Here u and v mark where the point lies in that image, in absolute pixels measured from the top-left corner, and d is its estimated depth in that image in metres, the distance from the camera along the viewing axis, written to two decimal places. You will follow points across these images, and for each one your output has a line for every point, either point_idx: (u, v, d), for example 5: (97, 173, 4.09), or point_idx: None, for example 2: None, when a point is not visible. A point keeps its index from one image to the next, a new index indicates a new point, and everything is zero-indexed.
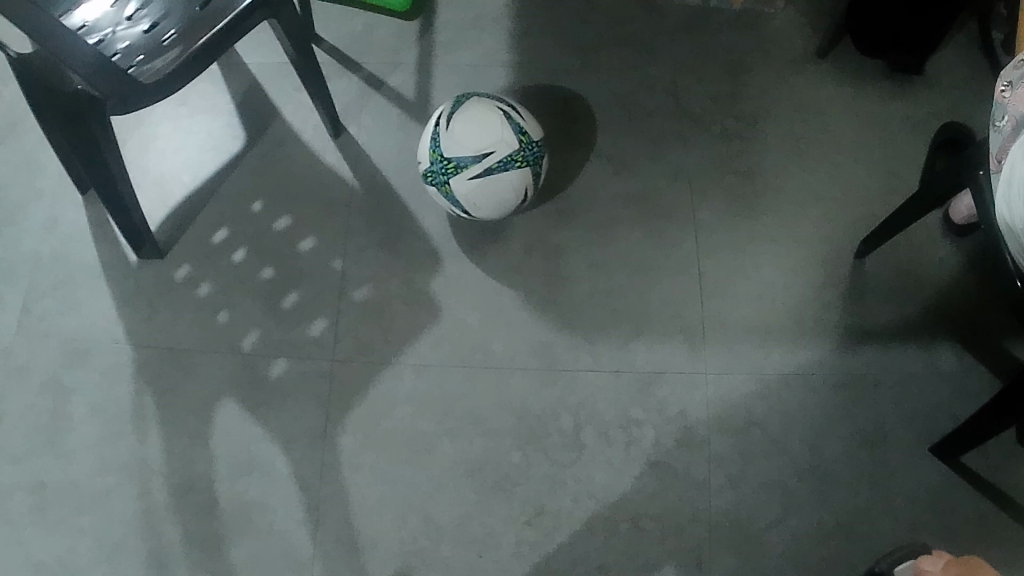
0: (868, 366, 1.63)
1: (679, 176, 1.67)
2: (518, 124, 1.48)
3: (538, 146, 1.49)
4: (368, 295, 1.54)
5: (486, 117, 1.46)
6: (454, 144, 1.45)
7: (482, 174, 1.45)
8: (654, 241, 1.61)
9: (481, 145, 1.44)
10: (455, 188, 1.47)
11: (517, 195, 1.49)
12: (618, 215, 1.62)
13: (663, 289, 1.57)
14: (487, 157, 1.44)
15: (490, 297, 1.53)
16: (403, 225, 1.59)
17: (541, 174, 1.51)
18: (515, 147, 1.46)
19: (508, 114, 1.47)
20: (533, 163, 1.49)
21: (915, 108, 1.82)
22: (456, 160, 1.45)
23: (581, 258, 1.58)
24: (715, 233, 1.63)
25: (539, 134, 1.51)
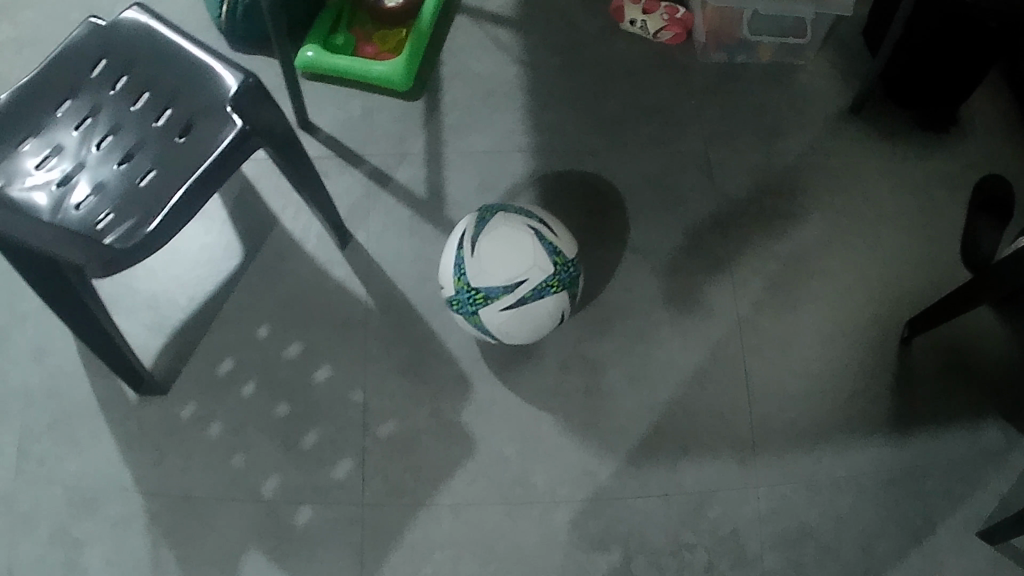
0: (915, 457, 1.49)
1: (711, 268, 1.59)
2: (551, 244, 1.34)
3: (572, 265, 1.36)
4: (395, 432, 1.43)
5: (514, 241, 1.32)
6: (482, 273, 1.31)
7: (514, 304, 1.32)
8: (692, 343, 1.53)
9: (512, 275, 1.31)
10: (485, 319, 1.34)
11: (551, 319, 1.37)
12: (652, 316, 1.54)
13: (706, 398, 1.50)
14: (519, 287, 1.31)
15: (523, 424, 1.44)
16: (426, 350, 1.48)
17: (575, 292, 1.38)
18: (549, 272, 1.32)
19: (538, 233, 1.34)
20: (568, 284, 1.36)
21: (953, 159, 1.69)
22: (485, 291, 1.32)
23: (619, 373, 1.49)
24: (755, 329, 1.55)
25: (571, 249, 1.38)
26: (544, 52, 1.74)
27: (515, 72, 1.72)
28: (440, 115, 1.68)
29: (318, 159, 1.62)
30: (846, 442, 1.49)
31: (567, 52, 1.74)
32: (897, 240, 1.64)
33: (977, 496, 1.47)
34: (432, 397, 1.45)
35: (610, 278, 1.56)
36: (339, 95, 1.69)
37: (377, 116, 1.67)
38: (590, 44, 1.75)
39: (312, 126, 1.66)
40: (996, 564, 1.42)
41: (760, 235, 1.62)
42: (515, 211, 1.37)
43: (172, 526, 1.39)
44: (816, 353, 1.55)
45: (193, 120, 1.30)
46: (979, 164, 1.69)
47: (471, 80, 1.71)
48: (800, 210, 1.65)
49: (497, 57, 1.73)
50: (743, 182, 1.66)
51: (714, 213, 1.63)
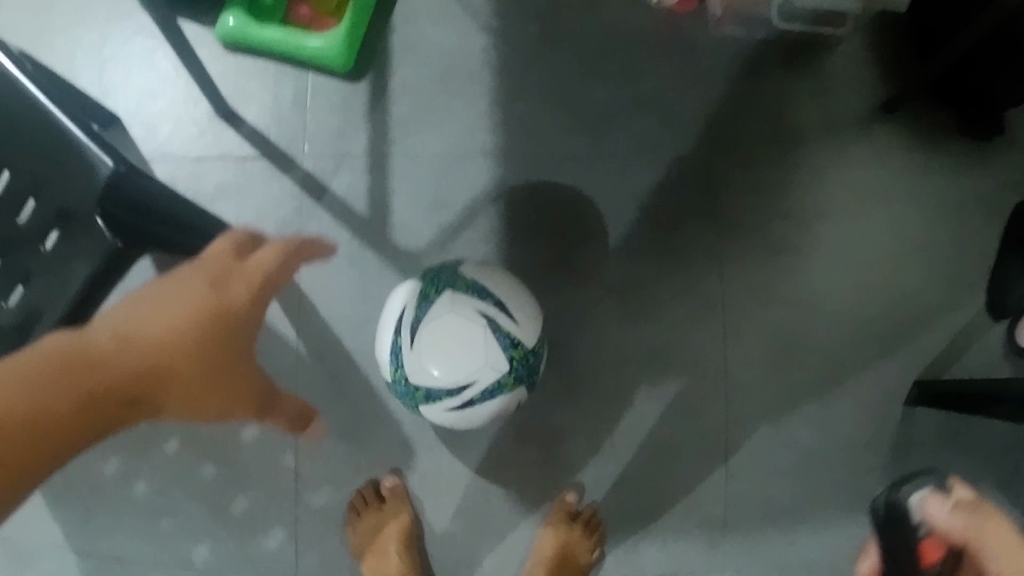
0: None
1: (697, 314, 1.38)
2: (508, 335, 1.06)
3: (533, 354, 1.09)
4: (327, 501, 1.30)
5: (459, 336, 1.04)
6: (420, 372, 1.06)
7: (458, 404, 1.07)
8: (666, 407, 1.36)
9: (455, 377, 1.04)
10: (428, 413, 1.10)
11: (505, 410, 1.11)
12: (627, 374, 1.35)
13: (678, 468, 1.35)
14: (463, 389, 1.05)
15: (470, 502, 1.31)
16: (363, 407, 1.31)
17: (536, 380, 1.11)
18: (503, 370, 1.05)
19: (491, 323, 1.05)
20: (526, 377, 1.09)
21: (997, 176, 1.44)
22: (426, 390, 1.06)
23: (581, 439, 1.33)
24: (745, 390, 1.38)
25: (536, 331, 1.09)
26: (518, 20, 1.41)
27: (481, 49, 1.40)
28: (387, 104, 1.38)
29: (242, 162, 1.37)
30: (825, 520, 1.37)
31: (547, 22, 1.42)
32: (913, 282, 1.43)
33: None
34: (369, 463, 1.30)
35: (580, 322, 1.35)
36: (265, 75, 1.39)
37: (311, 104, 1.38)
38: (578, 13, 1.43)
39: (235, 118, 1.38)
40: None
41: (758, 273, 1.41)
42: (466, 288, 1.07)
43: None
44: (802, 415, 1.39)
45: (67, 222, 0.96)
46: None
47: (425, 56, 1.39)
48: (809, 240, 1.43)
49: (462, 23, 1.40)
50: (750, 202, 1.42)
51: (708, 243, 1.40)
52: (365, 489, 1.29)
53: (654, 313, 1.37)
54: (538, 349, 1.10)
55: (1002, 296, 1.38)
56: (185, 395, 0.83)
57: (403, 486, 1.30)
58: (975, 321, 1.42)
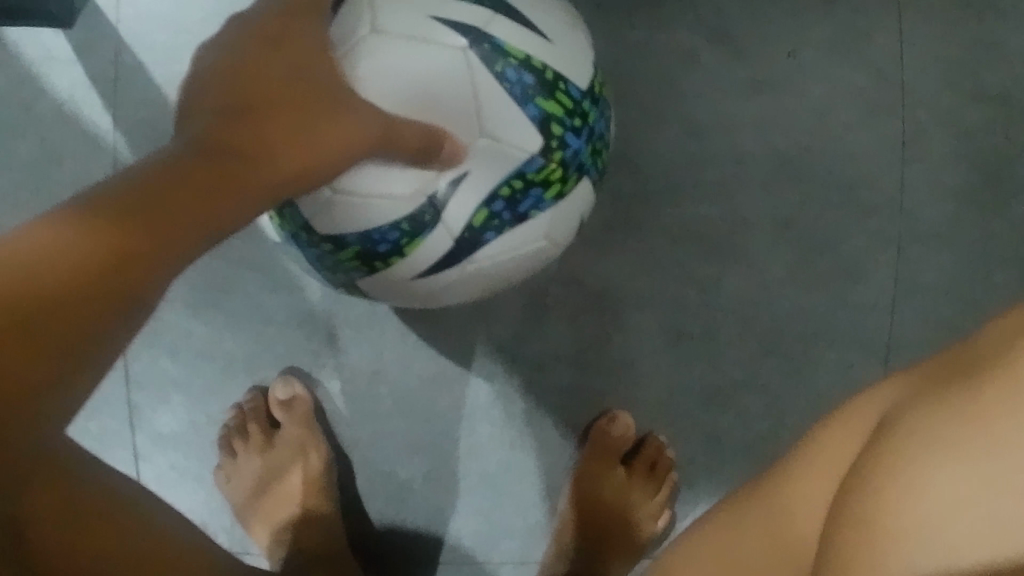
0: None
1: (873, 93, 0.72)
2: (530, 70, 0.47)
3: (594, 104, 0.51)
4: (178, 432, 0.68)
5: (421, 88, 0.45)
6: (339, 201, 0.47)
7: (452, 255, 0.49)
8: (821, 273, 0.70)
9: (427, 183, 0.46)
10: (388, 295, 0.53)
11: (559, 242, 0.54)
12: (750, 205, 0.69)
13: (838, 366, 0.70)
14: (450, 210, 0.47)
15: (442, 442, 0.66)
16: (227, 257, 0.66)
17: (607, 162, 0.55)
18: (533, 149, 0.47)
19: (487, 49, 0.46)
20: (589, 160, 0.51)
21: None
22: (366, 240, 0.48)
23: (655, 312, 0.68)
24: (965, 225, 0.71)
25: (588, 56, 0.51)
26: None
27: None
28: None
29: None
30: None
31: None
32: None
33: None
34: (246, 361, 0.67)
35: (656, 92, 0.68)
36: None
37: None
38: None
39: None
40: None
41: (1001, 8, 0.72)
42: None
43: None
44: None
45: None
46: None
47: None
48: None
49: None
50: None
51: None
52: (248, 407, 0.67)
53: (798, 87, 0.70)
54: (600, 95, 0.52)
55: None
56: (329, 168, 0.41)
57: (312, 408, 0.66)
58: None
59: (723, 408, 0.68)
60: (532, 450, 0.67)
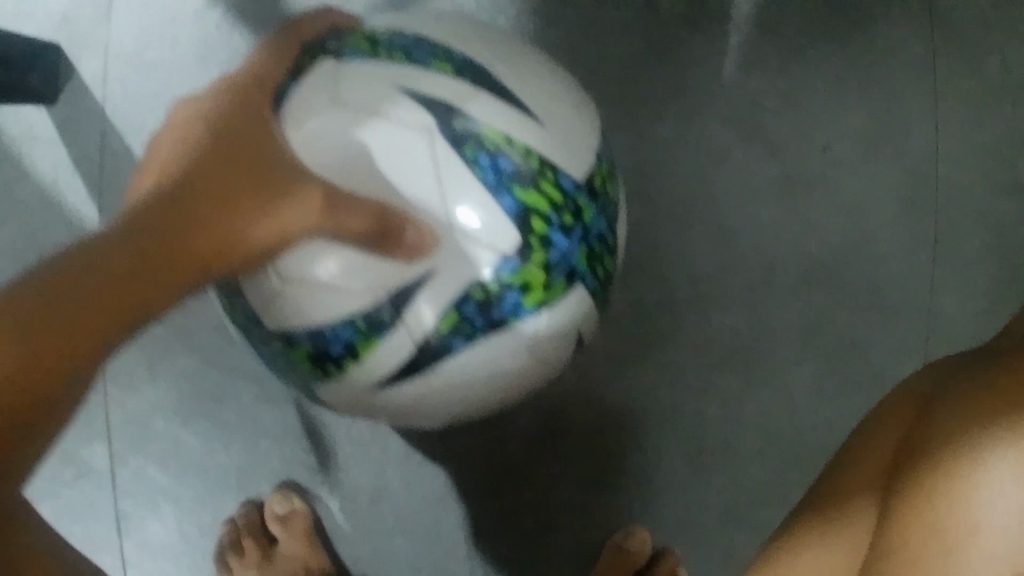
0: None
1: (911, 192, 0.67)
2: (511, 155, 0.40)
3: (593, 200, 0.43)
4: (167, 544, 0.65)
5: (374, 165, 0.38)
6: (291, 295, 0.40)
7: (412, 364, 0.42)
8: (852, 383, 0.66)
9: (393, 278, 0.39)
10: (349, 405, 0.45)
11: (556, 362, 0.46)
12: (776, 313, 0.65)
13: None
14: (414, 309, 0.40)
15: (446, 559, 0.63)
16: (224, 361, 0.63)
17: (612, 270, 0.46)
18: (508, 247, 0.40)
19: (458, 129, 0.40)
20: (584, 266, 0.43)
21: None
22: (315, 336, 0.41)
23: (672, 423, 0.64)
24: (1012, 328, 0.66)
25: (589, 145, 0.43)
26: None
27: None
28: None
29: None
30: None
31: None
32: None
33: None
34: (241, 472, 0.64)
35: (678, 191, 0.65)
36: None
37: None
38: None
39: None
40: None
41: None
42: (378, 53, 0.41)
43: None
44: None
45: None
46: None
47: None
48: None
49: None
50: None
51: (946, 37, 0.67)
52: (242, 521, 0.63)
53: (829, 185, 0.66)
54: (603, 188, 0.44)
55: None
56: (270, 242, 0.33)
57: (312, 524, 0.63)
58: None
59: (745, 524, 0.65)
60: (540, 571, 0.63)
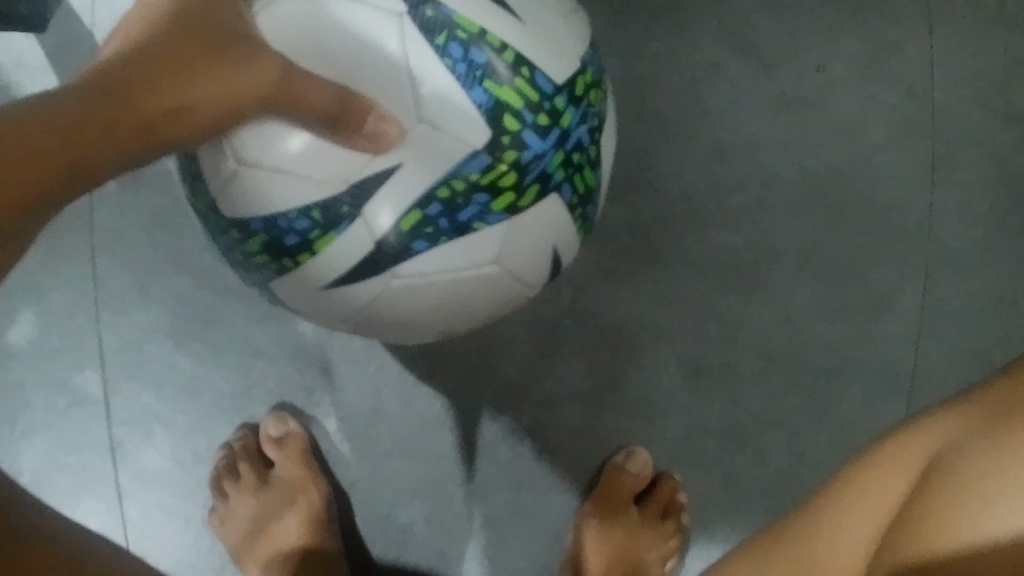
0: None
1: (909, 109, 0.67)
2: (485, 49, 0.40)
3: (573, 105, 0.42)
4: (162, 472, 0.64)
5: (337, 57, 0.39)
6: (250, 179, 0.40)
7: (372, 263, 0.41)
8: (851, 305, 0.66)
9: (356, 168, 0.39)
10: (305, 302, 0.45)
11: (522, 279, 0.45)
12: (775, 233, 0.65)
13: (878, 401, 0.65)
14: (375, 201, 0.40)
15: (444, 482, 0.63)
16: (222, 285, 0.63)
17: (594, 183, 0.45)
18: (477, 144, 0.39)
19: (429, 17, 0.39)
20: (560, 173, 0.42)
21: None
22: (272, 225, 0.41)
23: (672, 344, 0.64)
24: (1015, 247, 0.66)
25: (574, 46, 0.43)
26: None
27: None
28: None
29: None
30: None
31: None
32: None
33: None
34: (238, 397, 0.64)
35: (676, 111, 0.65)
36: None
37: None
38: None
39: None
40: None
41: None
42: None
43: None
44: None
45: None
46: None
47: None
48: None
49: None
50: None
51: None
52: (236, 446, 0.63)
53: (827, 104, 0.66)
54: (585, 96, 0.43)
55: None
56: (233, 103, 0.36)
57: (308, 446, 0.63)
58: None
59: (745, 446, 0.64)
60: (537, 495, 0.63)
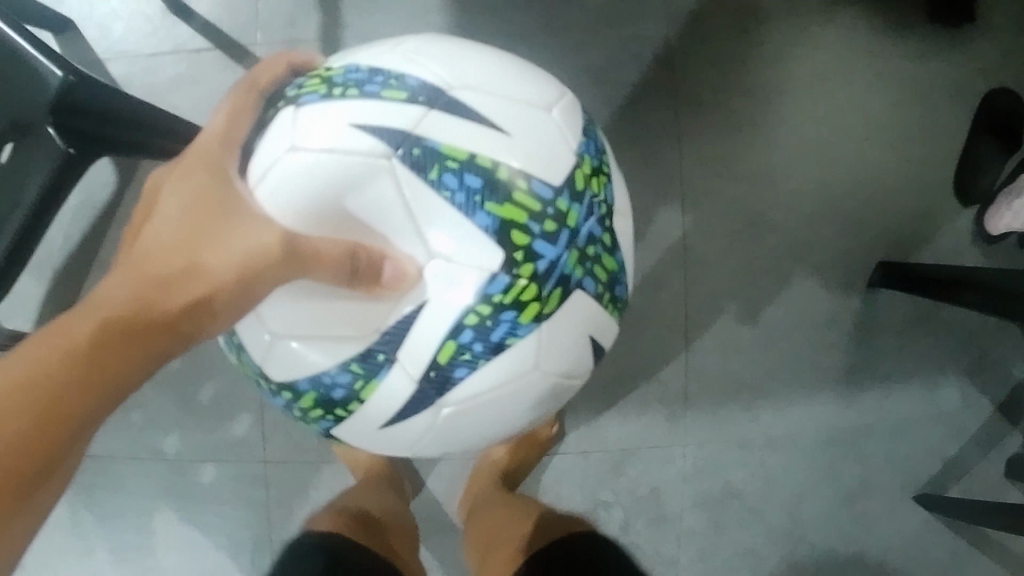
0: (863, 415, 1.48)
1: (650, 198, 1.43)
2: (474, 184, 0.84)
3: (573, 202, 0.89)
4: None
5: (373, 204, 0.83)
6: (304, 343, 0.87)
7: (435, 385, 0.88)
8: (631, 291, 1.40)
9: (385, 317, 0.84)
10: (391, 426, 0.93)
11: (546, 366, 0.91)
12: None
13: (647, 340, 1.41)
14: (408, 339, 0.85)
15: None
16: None
17: (593, 247, 0.92)
18: (494, 265, 0.84)
19: (420, 160, 0.84)
20: (576, 264, 0.90)
21: (953, 68, 1.54)
22: (325, 377, 0.89)
23: None
24: (702, 255, 1.44)
25: (557, 166, 0.89)
26: None
27: None
28: None
29: (194, 55, 1.43)
30: (787, 398, 1.45)
31: None
32: (861, 158, 1.51)
33: (909, 453, 1.48)
34: None
35: None
36: None
37: None
38: None
39: (187, 11, 1.43)
40: (922, 526, 1.47)
41: (718, 139, 1.46)
42: (342, 90, 0.88)
43: (80, 484, 1.39)
44: (764, 285, 1.45)
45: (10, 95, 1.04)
46: (987, 72, 1.54)
47: None
48: (769, 117, 1.47)
49: None
50: (715, 82, 1.46)
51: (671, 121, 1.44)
52: None
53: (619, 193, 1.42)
54: (580, 192, 0.90)
55: (969, 181, 1.51)
56: (245, 276, 0.63)
57: None
58: (918, 203, 1.53)
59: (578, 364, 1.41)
60: None
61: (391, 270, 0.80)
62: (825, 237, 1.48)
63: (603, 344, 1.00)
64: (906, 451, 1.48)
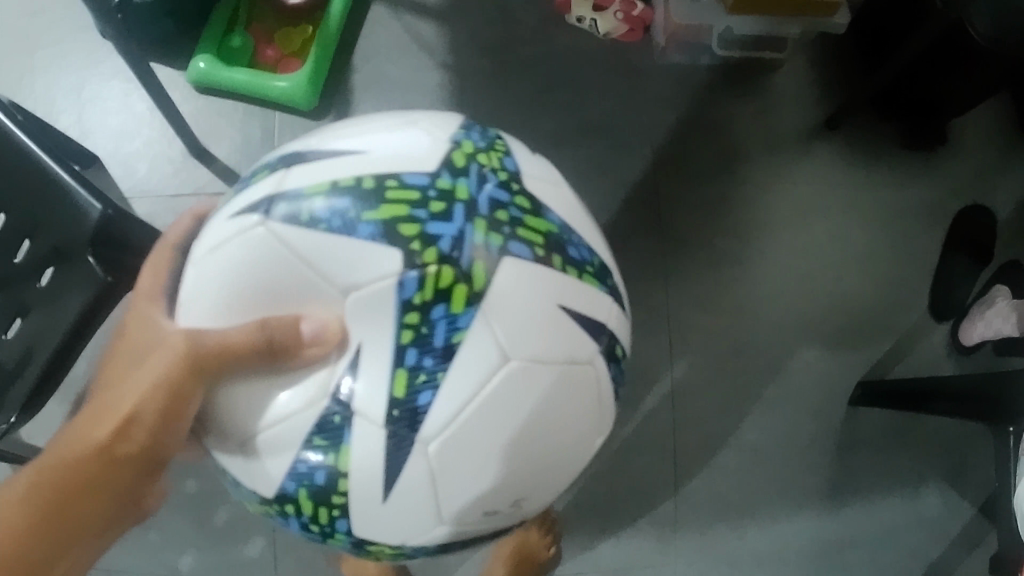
0: (846, 529, 1.53)
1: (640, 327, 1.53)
2: (343, 203, 0.71)
3: (452, 179, 0.72)
4: None
5: (258, 259, 0.72)
6: (265, 432, 0.71)
7: (394, 428, 0.68)
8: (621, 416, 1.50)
9: (330, 375, 0.69)
10: (400, 499, 0.70)
11: (530, 352, 0.70)
12: None
13: (638, 462, 1.50)
14: (354, 400, 0.69)
15: None
16: None
17: (510, 211, 0.73)
18: (397, 268, 0.68)
19: (283, 208, 0.72)
20: (482, 232, 0.70)
21: (921, 194, 1.66)
22: (304, 474, 0.71)
23: None
24: (689, 380, 1.53)
25: (428, 151, 0.74)
26: (473, 56, 1.60)
27: (438, 80, 1.58)
28: None
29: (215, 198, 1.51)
30: (773, 515, 1.52)
31: (500, 56, 1.61)
32: (841, 283, 1.61)
33: (895, 565, 1.53)
34: None
35: None
36: (236, 113, 1.55)
37: (278, 138, 1.53)
38: (527, 41, 1.62)
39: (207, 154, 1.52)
40: None
41: (703, 270, 1.57)
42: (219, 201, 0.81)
43: None
44: (749, 408, 1.54)
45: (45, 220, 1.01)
46: (954, 196, 1.66)
47: (385, 91, 1.57)
48: (751, 253, 1.58)
49: (418, 62, 1.59)
50: (699, 219, 1.58)
51: (658, 259, 1.56)
52: None
53: None
54: (458, 166, 0.74)
55: (944, 299, 1.60)
56: (160, 394, 0.72)
57: None
58: (896, 323, 1.60)
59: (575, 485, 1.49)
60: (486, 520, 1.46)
61: (291, 318, 0.69)
62: (804, 361, 1.57)
63: (608, 324, 0.78)
64: (891, 563, 1.53)
